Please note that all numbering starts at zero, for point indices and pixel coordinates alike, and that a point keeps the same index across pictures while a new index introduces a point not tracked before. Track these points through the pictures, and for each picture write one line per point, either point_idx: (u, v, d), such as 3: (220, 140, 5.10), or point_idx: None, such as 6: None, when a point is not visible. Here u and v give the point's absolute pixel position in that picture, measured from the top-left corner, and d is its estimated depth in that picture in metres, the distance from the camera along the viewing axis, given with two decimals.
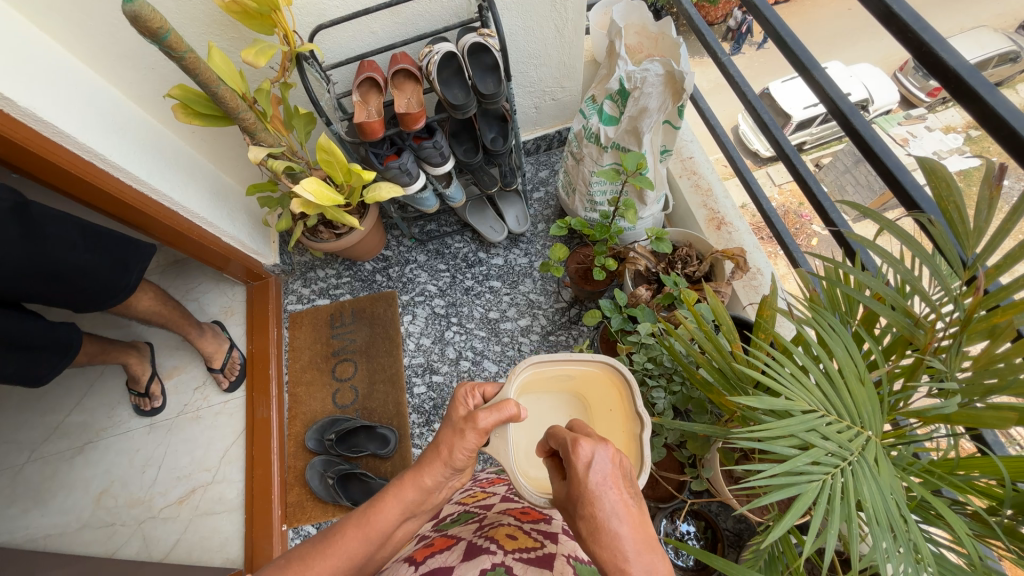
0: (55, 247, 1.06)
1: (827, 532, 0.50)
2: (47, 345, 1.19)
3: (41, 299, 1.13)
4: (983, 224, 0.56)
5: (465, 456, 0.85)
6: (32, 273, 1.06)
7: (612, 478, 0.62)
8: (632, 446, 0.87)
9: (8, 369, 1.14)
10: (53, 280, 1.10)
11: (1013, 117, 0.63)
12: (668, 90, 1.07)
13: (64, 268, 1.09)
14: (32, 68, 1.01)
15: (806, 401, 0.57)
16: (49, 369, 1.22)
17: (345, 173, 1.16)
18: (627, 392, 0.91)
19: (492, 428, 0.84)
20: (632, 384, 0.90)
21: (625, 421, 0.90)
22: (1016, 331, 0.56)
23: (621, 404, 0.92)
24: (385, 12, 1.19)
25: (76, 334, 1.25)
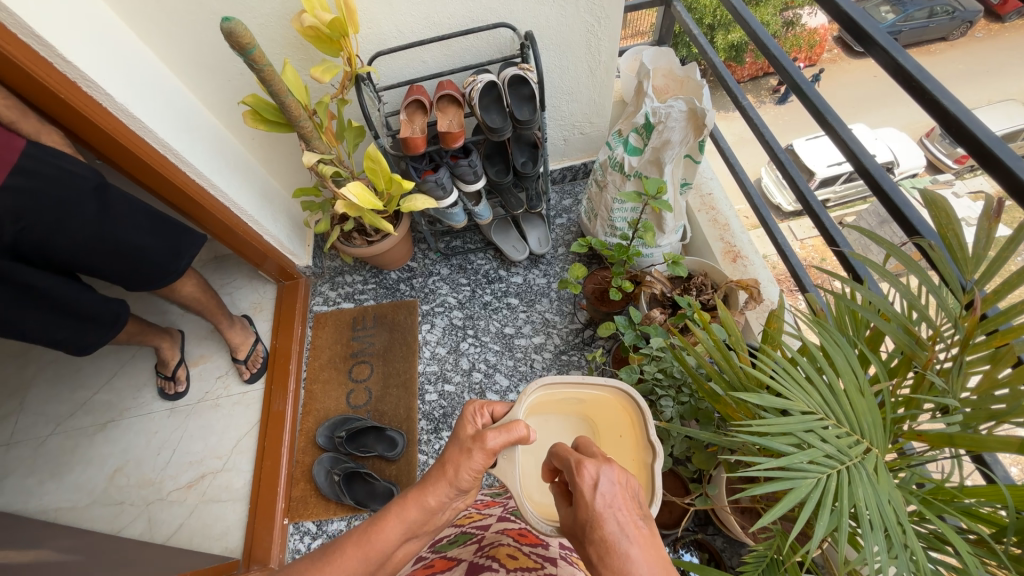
0: (123, 227, 1.17)
1: (820, 521, 0.53)
2: (96, 317, 1.27)
3: (100, 273, 1.23)
4: (981, 250, 0.60)
5: (471, 476, 0.87)
6: (98, 248, 1.16)
7: (618, 499, 0.64)
8: (643, 476, 0.89)
9: (61, 335, 1.23)
10: (114, 256, 1.19)
11: (1008, 157, 0.68)
12: (690, 125, 1.15)
13: (126, 247, 1.19)
14: (131, 71, 1.16)
15: (806, 403, 0.59)
16: (95, 340, 1.31)
17: (386, 182, 1.25)
18: (639, 419, 0.92)
19: (502, 448, 0.86)
20: (644, 412, 0.90)
21: (637, 449, 0.92)
22: (1016, 356, 0.58)
23: (634, 434, 0.94)
24: (436, 45, 1.33)
25: (123, 308, 1.33)
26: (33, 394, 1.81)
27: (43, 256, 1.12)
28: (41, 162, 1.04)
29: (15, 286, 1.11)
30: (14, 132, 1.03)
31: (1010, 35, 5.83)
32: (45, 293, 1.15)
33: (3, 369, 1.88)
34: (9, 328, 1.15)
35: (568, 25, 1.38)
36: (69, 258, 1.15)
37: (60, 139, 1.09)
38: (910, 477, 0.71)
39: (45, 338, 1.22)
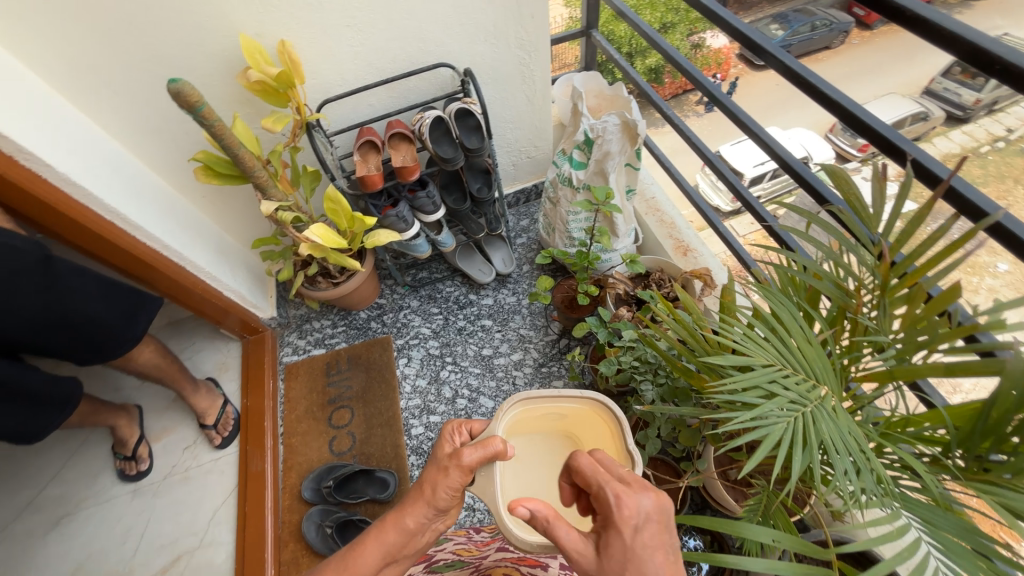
0: (73, 298, 1.12)
1: (796, 458, 0.59)
2: (50, 399, 1.20)
3: (47, 350, 1.16)
4: (880, 208, 0.71)
5: (448, 495, 0.87)
6: (46, 323, 1.10)
7: (656, 534, 0.62)
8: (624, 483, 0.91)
9: (9, 425, 1.15)
10: (62, 330, 1.13)
11: (885, 130, 0.81)
12: (626, 136, 1.26)
13: (77, 319, 1.14)
14: (72, 140, 1.14)
15: (765, 357, 0.66)
16: (48, 424, 1.23)
17: (349, 221, 1.27)
18: (618, 431, 0.93)
19: (478, 465, 0.87)
20: (622, 425, 0.91)
21: (618, 458, 0.94)
22: (926, 293, 0.69)
23: (614, 442, 0.96)
24: (381, 89, 1.40)
25: (75, 386, 1.28)
26: None
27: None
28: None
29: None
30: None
31: (880, 40, 6.72)
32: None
33: None
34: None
35: (502, 60, 1.50)
36: (14, 339, 1.08)
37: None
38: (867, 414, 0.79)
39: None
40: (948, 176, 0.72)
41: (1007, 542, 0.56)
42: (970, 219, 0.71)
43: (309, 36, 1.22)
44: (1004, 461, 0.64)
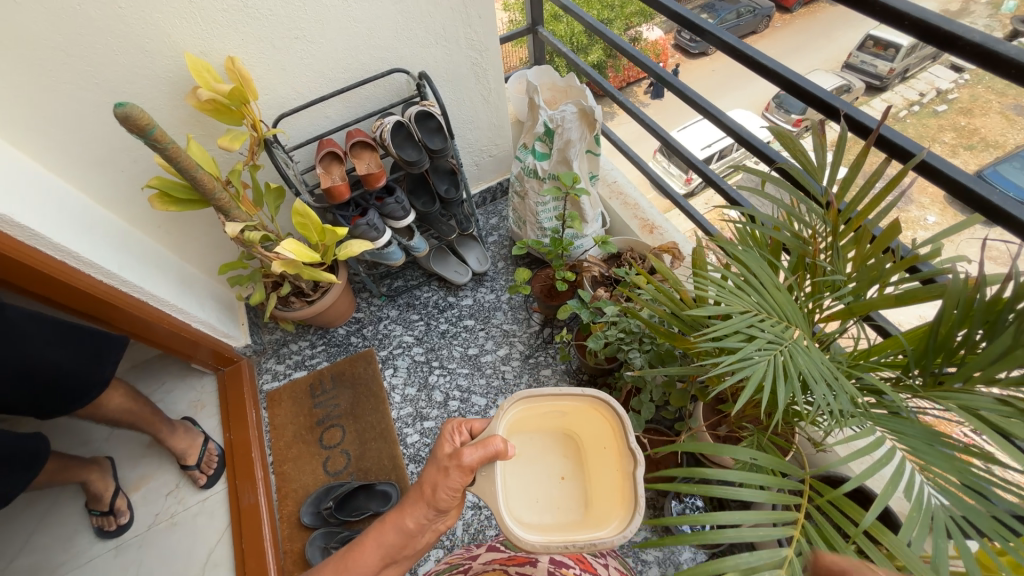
0: (29, 344, 1.06)
1: (780, 391, 0.64)
2: (14, 459, 1.12)
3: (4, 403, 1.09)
4: (823, 160, 0.77)
5: (447, 496, 0.94)
6: (1, 373, 1.04)
7: None
8: (624, 482, 0.93)
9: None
10: (20, 379, 1.07)
11: (819, 91, 0.89)
12: (584, 123, 1.31)
13: (35, 366, 1.07)
14: (7, 178, 1.07)
15: (741, 304, 0.71)
16: (15, 487, 1.14)
17: (319, 233, 1.25)
18: (620, 429, 0.96)
19: (479, 463, 0.91)
20: (623, 422, 0.94)
21: (620, 458, 0.96)
22: (871, 233, 0.76)
23: (617, 442, 0.98)
24: (337, 99, 1.39)
25: (41, 442, 1.20)
26: None
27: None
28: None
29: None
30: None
31: (800, 22, 7.18)
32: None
33: None
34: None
35: (455, 61, 1.52)
36: None
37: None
38: (835, 351, 0.86)
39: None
40: (876, 125, 0.80)
41: (965, 440, 0.63)
42: (900, 161, 0.79)
43: (257, 51, 1.20)
44: (954, 372, 0.71)
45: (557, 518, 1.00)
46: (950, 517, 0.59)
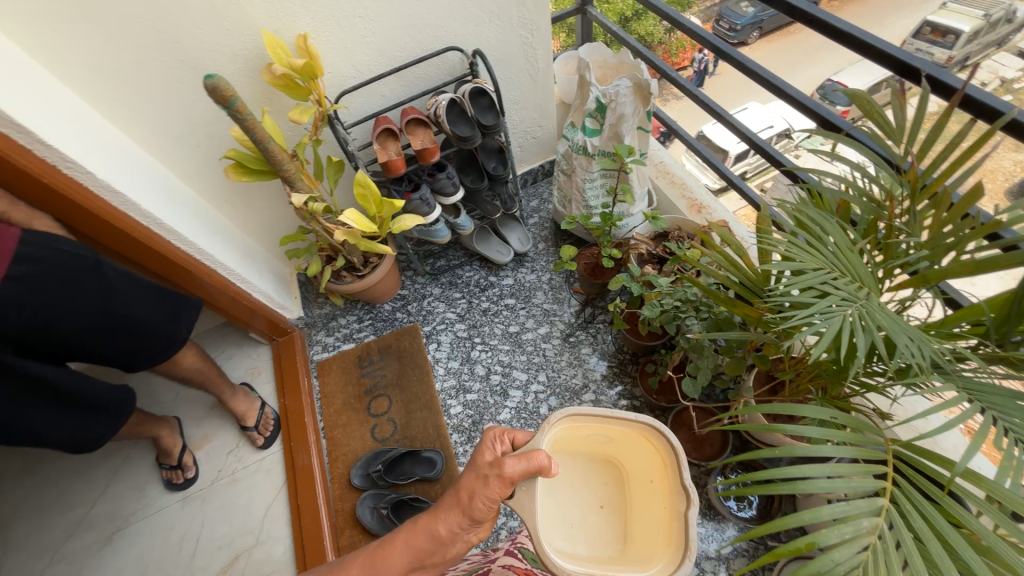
0: (125, 300, 1.15)
1: (857, 342, 0.64)
2: (103, 406, 1.22)
3: (103, 355, 1.19)
4: (902, 121, 0.75)
5: (484, 505, 0.88)
6: (104, 326, 1.13)
7: None
8: (671, 521, 0.94)
9: (58, 435, 1.15)
10: (118, 332, 1.16)
11: (898, 53, 0.87)
12: (637, 97, 1.31)
13: (131, 321, 1.17)
14: (101, 147, 1.17)
15: (814, 262, 0.72)
16: (101, 434, 1.24)
17: (377, 205, 1.31)
18: (673, 464, 0.97)
19: (520, 476, 0.90)
20: (679, 456, 0.95)
21: (668, 496, 0.97)
22: (950, 195, 0.74)
23: (665, 477, 1.00)
24: (393, 78, 1.44)
25: (127, 392, 1.29)
26: (14, 528, 1.61)
27: (37, 340, 1.06)
28: (40, 247, 1.02)
29: (14, 379, 1.05)
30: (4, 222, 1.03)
31: None
32: (44, 381, 1.08)
33: None
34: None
35: (507, 40, 1.54)
36: (76, 344, 1.12)
37: (50, 222, 1.08)
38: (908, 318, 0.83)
39: (37, 439, 1.13)
40: (961, 85, 0.78)
41: None
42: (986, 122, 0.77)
43: (324, 29, 1.26)
44: None
45: (593, 549, 1.04)
46: None
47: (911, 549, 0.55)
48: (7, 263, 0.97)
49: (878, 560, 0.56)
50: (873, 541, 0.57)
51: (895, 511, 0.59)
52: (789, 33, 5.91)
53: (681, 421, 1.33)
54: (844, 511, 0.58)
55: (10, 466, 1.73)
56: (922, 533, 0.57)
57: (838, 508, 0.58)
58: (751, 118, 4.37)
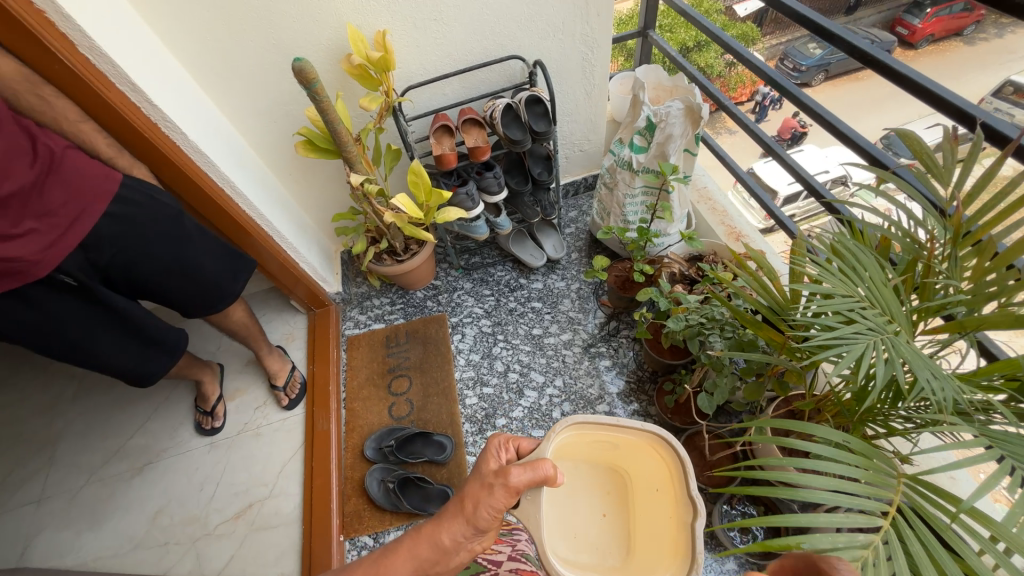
0: (195, 249, 1.28)
1: (876, 368, 0.66)
2: (159, 343, 1.34)
3: (167, 296, 1.31)
4: (950, 165, 0.76)
5: (490, 514, 0.84)
6: (174, 269, 1.26)
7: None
8: (674, 532, 0.97)
9: (120, 361, 1.29)
10: (184, 276, 1.29)
11: (957, 100, 0.87)
12: (688, 120, 1.34)
13: (196, 269, 1.29)
14: (194, 114, 1.31)
15: (845, 289, 0.75)
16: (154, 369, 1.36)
17: (426, 193, 1.39)
18: (681, 475, 0.98)
19: (524, 486, 0.88)
20: (688, 469, 0.96)
21: (672, 508, 0.99)
22: (995, 245, 0.74)
23: (673, 487, 1.01)
24: (457, 79, 1.54)
25: (180, 335, 1.41)
26: (63, 447, 1.77)
27: (121, 275, 1.22)
28: (136, 194, 1.18)
29: (94, 304, 1.20)
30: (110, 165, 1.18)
31: None
32: (116, 308, 1.22)
33: (29, 424, 1.84)
34: (72, 346, 1.21)
35: (567, 55, 1.62)
36: (149, 279, 1.25)
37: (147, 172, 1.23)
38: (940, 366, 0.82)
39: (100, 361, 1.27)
40: (1016, 136, 0.78)
41: None
42: None
43: (401, 28, 1.37)
44: None
45: (594, 557, 1.07)
46: None
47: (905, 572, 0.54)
48: (106, 204, 1.14)
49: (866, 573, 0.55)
50: (863, 555, 0.56)
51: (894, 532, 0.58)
52: (857, 78, 5.74)
53: (692, 443, 1.33)
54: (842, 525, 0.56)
55: (67, 390, 1.91)
56: (917, 558, 0.56)
57: (838, 522, 0.56)
58: (805, 160, 4.26)
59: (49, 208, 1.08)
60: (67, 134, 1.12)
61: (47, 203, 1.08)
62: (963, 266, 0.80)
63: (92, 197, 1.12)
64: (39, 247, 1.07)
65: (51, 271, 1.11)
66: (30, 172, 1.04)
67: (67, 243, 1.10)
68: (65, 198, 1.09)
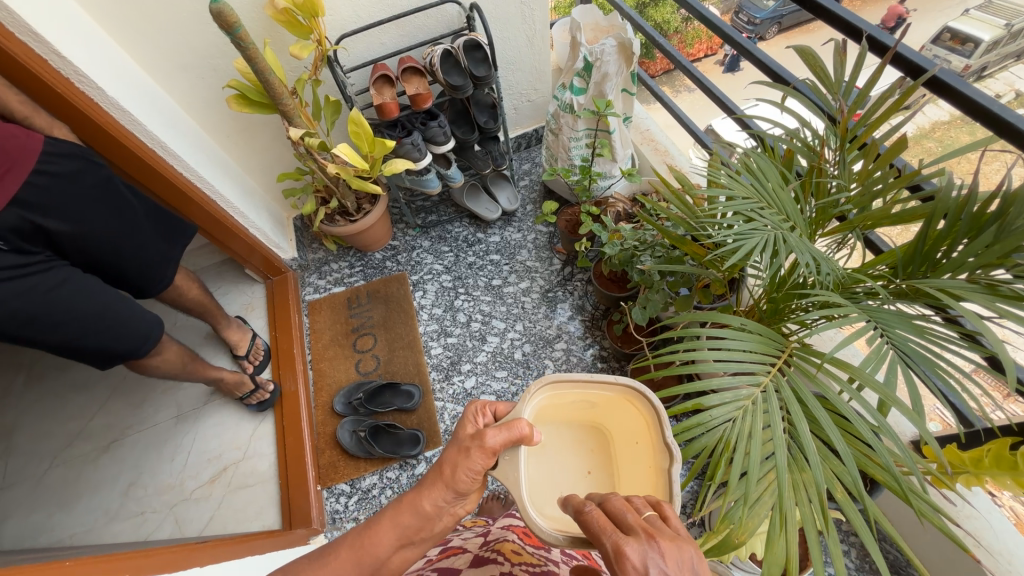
0: (138, 219, 1.27)
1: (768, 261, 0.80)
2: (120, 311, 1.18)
3: (120, 269, 1.28)
4: (839, 75, 0.83)
5: (470, 478, 0.76)
6: (124, 240, 1.25)
7: (619, 516, 0.58)
8: (660, 486, 0.74)
9: (91, 344, 1.15)
10: (137, 247, 1.28)
11: (852, 19, 0.94)
12: (621, 57, 1.38)
13: (147, 238, 1.30)
14: (113, 70, 1.25)
15: (744, 193, 0.85)
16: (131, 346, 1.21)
17: (369, 144, 1.38)
18: (656, 428, 0.77)
19: (502, 448, 0.76)
20: (661, 418, 0.75)
21: (653, 455, 0.77)
22: (876, 145, 0.83)
23: (651, 446, 0.78)
24: (392, 27, 1.51)
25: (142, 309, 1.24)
26: (20, 435, 1.72)
27: (71, 245, 1.18)
28: (61, 156, 1.14)
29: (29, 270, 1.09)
30: (27, 126, 1.12)
31: None
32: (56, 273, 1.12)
33: None
34: (17, 331, 1.07)
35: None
36: (97, 251, 1.22)
37: (68, 133, 1.18)
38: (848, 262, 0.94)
39: (64, 350, 1.14)
40: (893, 44, 0.87)
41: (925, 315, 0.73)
42: (912, 78, 0.87)
43: None
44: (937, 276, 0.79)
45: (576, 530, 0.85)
46: (903, 360, 0.70)
47: (772, 408, 0.73)
48: (35, 162, 1.10)
49: (745, 415, 0.74)
50: (745, 404, 0.75)
51: (772, 383, 0.77)
52: (807, 29, 5.70)
53: (641, 368, 1.46)
54: (729, 382, 0.75)
55: (15, 381, 1.84)
56: (785, 399, 0.74)
57: (724, 381, 0.75)
58: None
59: None
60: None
61: None
62: (850, 169, 0.89)
63: (17, 154, 1.07)
64: None
65: None
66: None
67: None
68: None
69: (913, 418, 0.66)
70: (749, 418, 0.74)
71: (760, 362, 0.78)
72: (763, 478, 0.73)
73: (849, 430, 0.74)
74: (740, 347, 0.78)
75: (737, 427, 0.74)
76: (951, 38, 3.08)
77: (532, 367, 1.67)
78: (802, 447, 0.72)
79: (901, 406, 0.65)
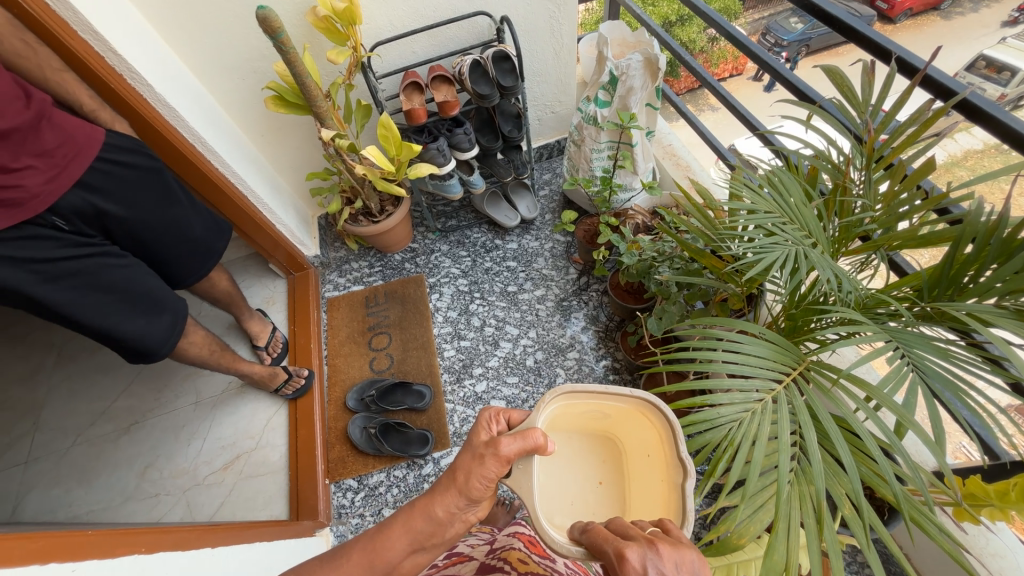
0: (183, 213, 1.32)
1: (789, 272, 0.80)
2: (156, 300, 1.23)
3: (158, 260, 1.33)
4: (868, 95, 0.83)
5: (483, 485, 0.75)
6: (166, 231, 1.30)
7: (622, 531, 0.57)
8: (673, 503, 0.71)
9: (124, 333, 1.18)
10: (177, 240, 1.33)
11: (880, 42, 0.95)
12: (647, 72, 1.40)
13: (185, 232, 1.34)
14: (162, 69, 1.33)
15: (766, 209, 0.86)
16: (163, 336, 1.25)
17: (397, 147, 1.42)
18: (669, 439, 0.74)
19: (516, 457, 0.76)
20: (676, 430, 0.72)
21: (666, 468, 0.74)
22: (903, 166, 0.83)
23: (664, 457, 0.76)
24: (424, 36, 1.56)
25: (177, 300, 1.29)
26: (47, 412, 1.79)
27: (121, 231, 1.24)
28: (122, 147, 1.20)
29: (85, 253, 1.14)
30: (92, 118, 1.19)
31: None
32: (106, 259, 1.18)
33: (9, 392, 1.85)
34: (66, 312, 1.12)
35: (534, 12, 1.64)
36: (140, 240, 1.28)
37: (127, 128, 1.25)
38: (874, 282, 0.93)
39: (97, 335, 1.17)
40: (923, 67, 0.87)
41: (946, 339, 0.72)
42: (943, 100, 0.86)
43: None
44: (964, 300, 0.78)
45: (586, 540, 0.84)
46: (923, 382, 0.69)
47: (781, 415, 0.73)
48: (100, 151, 1.17)
49: (754, 419, 0.74)
50: (755, 408, 0.75)
51: (784, 393, 0.76)
52: (837, 53, 5.58)
53: (652, 381, 1.46)
54: (740, 383, 0.75)
55: (46, 360, 1.91)
56: (798, 412, 0.73)
57: (733, 382, 0.75)
58: None
59: (46, 148, 1.08)
60: (47, 83, 1.12)
61: (44, 143, 1.07)
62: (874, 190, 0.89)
63: (84, 144, 1.14)
64: (40, 181, 1.07)
65: (44, 211, 1.10)
66: (25, 114, 1.04)
67: (65, 183, 1.11)
68: (57, 141, 1.10)
69: (931, 442, 0.65)
70: (757, 425, 0.74)
71: (773, 369, 0.78)
72: (765, 486, 0.73)
73: (861, 447, 0.73)
74: (756, 355, 0.78)
75: (743, 428, 0.74)
76: (986, 67, 3.05)
77: (544, 374, 1.68)
78: (810, 458, 0.71)
79: (918, 430, 0.64)
